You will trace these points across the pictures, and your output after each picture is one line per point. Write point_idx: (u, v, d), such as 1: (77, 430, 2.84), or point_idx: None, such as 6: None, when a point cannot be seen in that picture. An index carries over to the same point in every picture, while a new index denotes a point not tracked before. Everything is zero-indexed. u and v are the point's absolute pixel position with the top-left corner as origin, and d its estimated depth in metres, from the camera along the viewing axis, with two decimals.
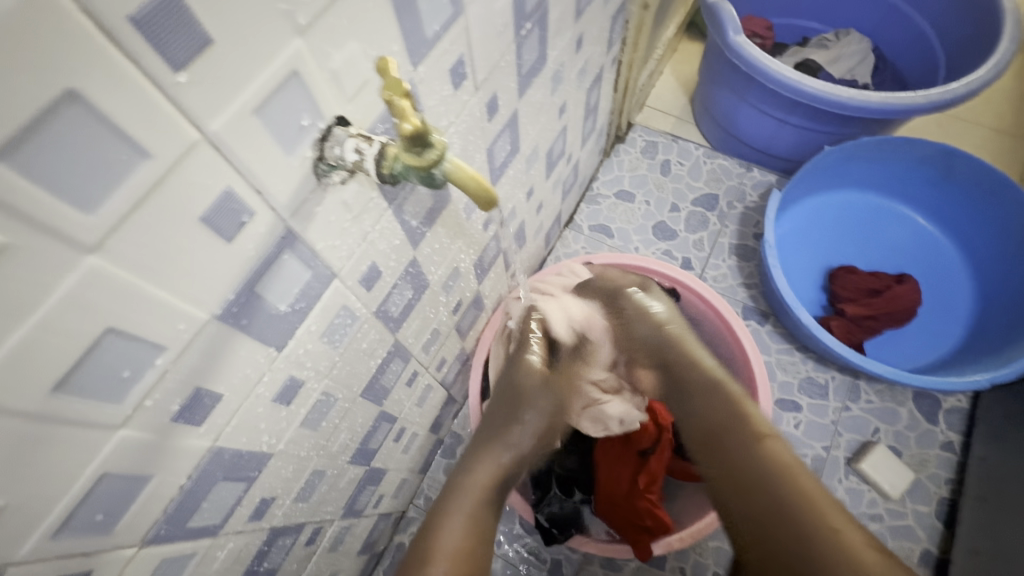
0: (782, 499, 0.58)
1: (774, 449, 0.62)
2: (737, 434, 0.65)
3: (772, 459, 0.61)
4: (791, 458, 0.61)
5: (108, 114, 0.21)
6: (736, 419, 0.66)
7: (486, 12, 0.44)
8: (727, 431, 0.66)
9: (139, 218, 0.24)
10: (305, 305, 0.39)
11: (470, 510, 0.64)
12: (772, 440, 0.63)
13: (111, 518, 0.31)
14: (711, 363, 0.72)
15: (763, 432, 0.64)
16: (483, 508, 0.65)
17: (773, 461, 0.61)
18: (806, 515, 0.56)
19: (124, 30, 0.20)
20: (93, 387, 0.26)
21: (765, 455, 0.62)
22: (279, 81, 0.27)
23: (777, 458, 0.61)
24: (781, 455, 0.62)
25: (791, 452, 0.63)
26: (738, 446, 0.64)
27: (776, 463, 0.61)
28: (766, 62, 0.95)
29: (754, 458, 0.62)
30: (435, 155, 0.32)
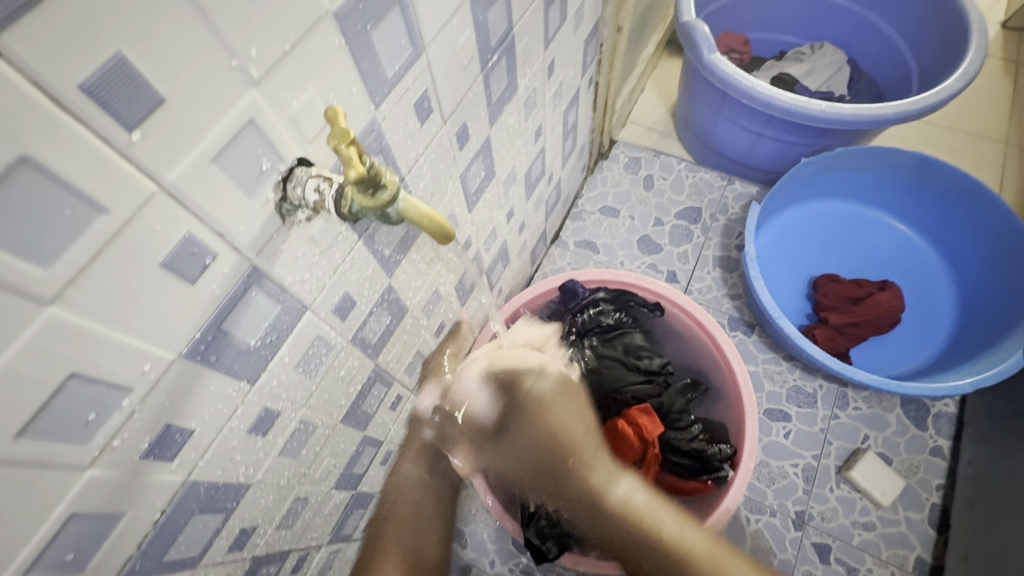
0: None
1: (691, 548, 0.51)
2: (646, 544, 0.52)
3: (659, 545, 0.51)
4: (710, 549, 0.51)
5: (62, 175, 0.22)
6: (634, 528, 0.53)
7: (448, 49, 0.45)
8: (640, 543, 0.53)
9: (99, 268, 0.25)
10: (276, 338, 0.40)
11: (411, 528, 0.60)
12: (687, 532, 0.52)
13: (82, 557, 0.32)
14: (594, 462, 0.58)
15: (667, 534, 0.52)
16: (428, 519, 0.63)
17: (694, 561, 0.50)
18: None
19: (74, 96, 0.21)
20: (59, 430, 0.27)
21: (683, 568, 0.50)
22: (236, 130, 0.29)
23: (696, 562, 0.50)
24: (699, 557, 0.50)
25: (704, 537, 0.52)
26: (663, 563, 0.52)
27: (699, 571, 0.50)
28: (738, 79, 0.97)
29: (681, 574, 0.50)
30: (388, 196, 0.33)
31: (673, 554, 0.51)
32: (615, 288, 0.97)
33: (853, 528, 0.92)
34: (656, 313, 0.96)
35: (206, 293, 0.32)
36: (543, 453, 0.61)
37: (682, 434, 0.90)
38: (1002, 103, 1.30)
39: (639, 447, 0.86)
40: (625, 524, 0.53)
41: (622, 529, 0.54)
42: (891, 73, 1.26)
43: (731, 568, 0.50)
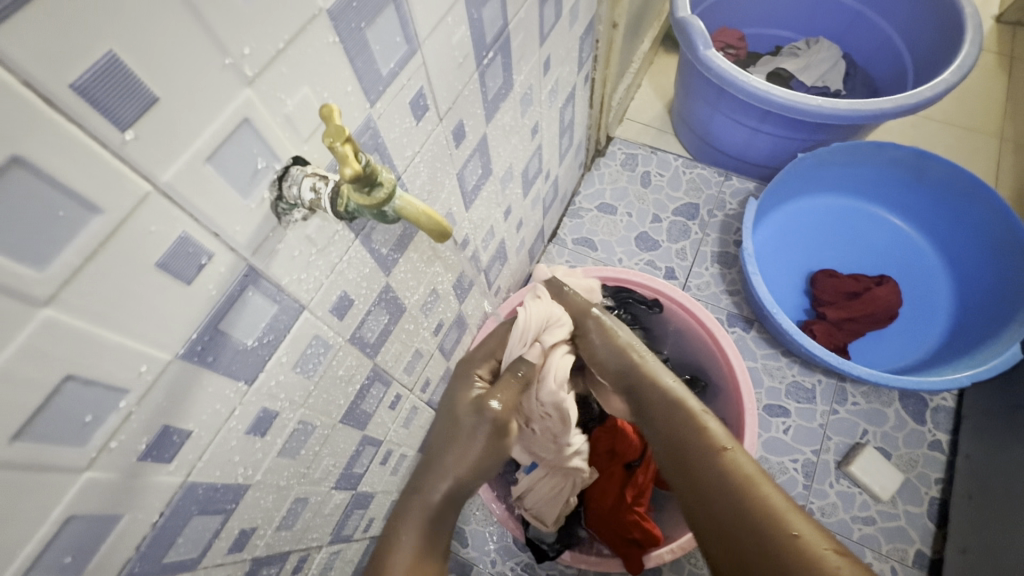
0: (745, 511, 0.51)
1: (737, 462, 0.55)
2: (695, 447, 0.58)
3: (706, 450, 0.57)
4: (752, 469, 0.55)
5: (54, 175, 0.22)
6: (693, 434, 0.59)
7: (443, 46, 0.45)
8: (690, 443, 0.59)
9: (94, 269, 0.25)
10: (273, 338, 0.39)
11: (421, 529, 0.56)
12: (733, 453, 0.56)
13: (81, 559, 0.32)
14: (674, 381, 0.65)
15: (723, 443, 0.57)
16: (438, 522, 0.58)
17: (731, 474, 0.54)
18: (734, 527, 0.51)
19: (66, 96, 0.21)
20: (56, 432, 0.27)
21: (724, 474, 0.55)
22: (231, 129, 0.29)
23: (741, 472, 0.54)
24: (742, 470, 0.54)
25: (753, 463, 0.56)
26: (704, 465, 0.56)
27: (736, 478, 0.54)
28: (735, 75, 0.97)
29: (722, 478, 0.54)
30: (384, 194, 0.33)
31: (718, 457, 0.56)
32: (613, 286, 0.97)
33: (853, 522, 0.93)
34: (655, 310, 0.96)
35: (202, 293, 0.32)
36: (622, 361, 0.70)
37: None
38: (997, 97, 1.31)
39: (639, 444, 0.84)
40: (682, 423, 0.60)
41: (678, 430, 0.60)
42: (886, 68, 1.26)
43: (770, 488, 0.53)
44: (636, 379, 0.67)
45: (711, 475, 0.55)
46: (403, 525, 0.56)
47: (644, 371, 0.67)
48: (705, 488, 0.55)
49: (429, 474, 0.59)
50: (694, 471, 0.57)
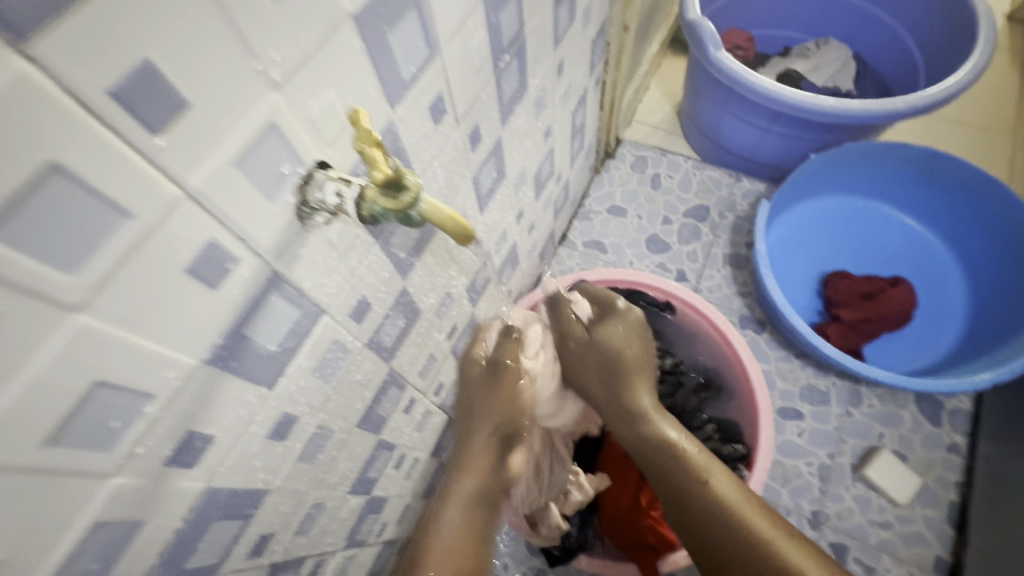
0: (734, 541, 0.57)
1: (716, 490, 0.60)
2: (678, 476, 0.62)
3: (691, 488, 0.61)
4: (735, 495, 0.60)
5: (89, 181, 0.22)
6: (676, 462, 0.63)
7: (462, 50, 0.45)
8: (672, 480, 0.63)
9: (125, 275, 0.25)
10: (294, 342, 0.39)
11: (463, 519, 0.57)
12: (714, 480, 0.61)
13: (107, 565, 0.32)
14: (648, 400, 0.67)
15: (702, 472, 0.62)
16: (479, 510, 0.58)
17: (717, 501, 0.60)
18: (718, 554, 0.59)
19: (102, 101, 0.21)
20: (85, 439, 0.27)
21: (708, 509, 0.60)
22: (258, 134, 0.29)
23: (722, 500, 0.60)
24: (721, 498, 0.60)
25: (732, 483, 0.62)
26: (685, 490, 0.61)
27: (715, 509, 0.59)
28: (747, 76, 0.96)
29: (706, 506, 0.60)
30: (411, 197, 0.33)
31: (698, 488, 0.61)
32: (625, 288, 0.96)
33: (870, 527, 0.92)
34: (666, 312, 0.96)
35: (227, 298, 0.32)
36: (611, 386, 0.68)
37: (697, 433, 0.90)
38: (1011, 97, 1.29)
39: None
40: (665, 459, 0.64)
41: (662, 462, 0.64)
42: (898, 67, 1.25)
43: (754, 511, 0.59)
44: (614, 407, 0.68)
45: (700, 501, 0.60)
46: (462, 475, 0.58)
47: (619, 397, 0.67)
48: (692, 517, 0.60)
49: (471, 427, 0.60)
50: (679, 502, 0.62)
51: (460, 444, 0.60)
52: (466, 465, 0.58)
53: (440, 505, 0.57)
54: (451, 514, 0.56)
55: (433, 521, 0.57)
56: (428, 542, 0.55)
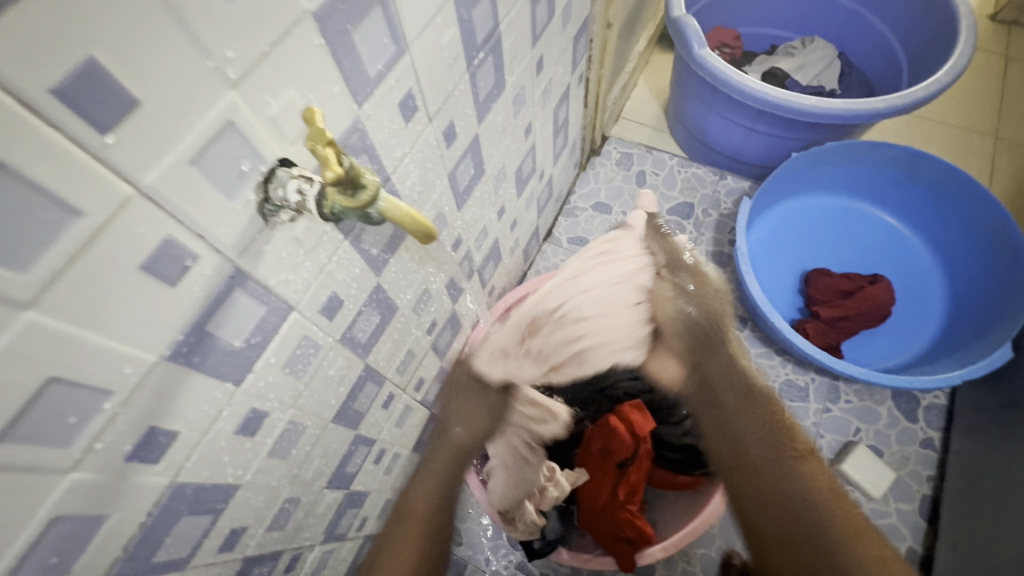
0: (831, 514, 0.60)
1: (813, 470, 0.64)
2: (784, 455, 0.66)
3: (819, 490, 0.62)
4: (828, 483, 0.63)
5: (34, 179, 0.22)
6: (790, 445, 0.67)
7: (433, 47, 0.45)
8: (759, 456, 0.67)
9: (77, 271, 0.25)
10: (261, 338, 0.40)
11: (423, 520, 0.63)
12: (812, 460, 0.66)
13: (67, 560, 0.32)
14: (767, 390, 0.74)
15: (801, 453, 0.66)
16: (436, 514, 0.65)
17: (813, 480, 0.63)
18: (858, 548, 0.56)
19: (46, 100, 0.21)
20: (40, 435, 0.27)
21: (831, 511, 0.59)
22: (214, 132, 0.29)
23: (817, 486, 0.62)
24: (822, 476, 0.64)
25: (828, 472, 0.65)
26: (794, 485, 0.63)
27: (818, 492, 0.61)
28: (729, 74, 0.97)
29: (805, 482, 0.62)
30: (368, 196, 0.33)
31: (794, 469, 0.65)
32: None
33: None
34: None
35: (188, 295, 0.32)
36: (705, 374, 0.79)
37: (673, 429, 0.88)
38: (992, 97, 1.31)
39: (631, 442, 0.83)
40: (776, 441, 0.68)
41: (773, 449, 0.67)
42: (881, 67, 1.26)
43: (824, 481, 0.63)
44: (737, 388, 0.75)
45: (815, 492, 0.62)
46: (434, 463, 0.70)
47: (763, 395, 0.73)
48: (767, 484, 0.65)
49: (449, 425, 0.74)
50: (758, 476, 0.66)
51: (437, 437, 0.73)
52: (438, 450, 0.72)
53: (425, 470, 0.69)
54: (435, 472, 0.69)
55: (415, 485, 0.68)
56: (405, 507, 0.65)
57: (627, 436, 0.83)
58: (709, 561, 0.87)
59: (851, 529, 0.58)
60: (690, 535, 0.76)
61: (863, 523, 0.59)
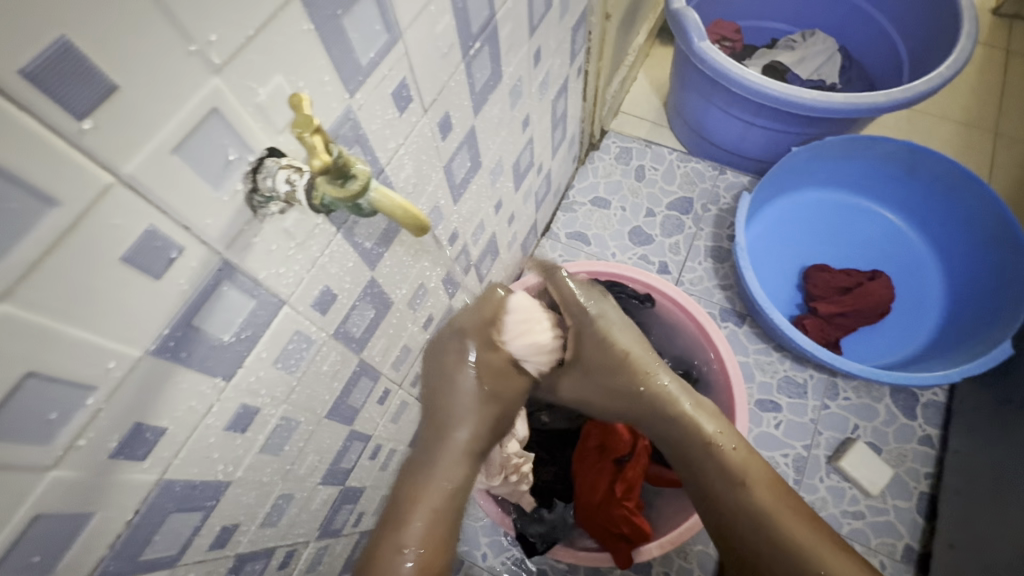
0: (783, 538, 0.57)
1: (753, 492, 0.60)
2: (721, 474, 0.62)
3: (762, 512, 0.58)
4: (770, 501, 0.59)
5: (7, 166, 0.21)
6: (712, 460, 0.62)
7: (427, 36, 0.44)
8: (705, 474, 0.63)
9: (55, 263, 0.24)
10: (251, 333, 0.39)
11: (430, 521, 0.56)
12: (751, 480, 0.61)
13: (50, 558, 0.31)
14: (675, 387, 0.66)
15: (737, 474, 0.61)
16: (445, 518, 0.57)
17: (756, 505, 0.59)
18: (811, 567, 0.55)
19: (17, 83, 0.20)
20: (17, 431, 0.26)
21: (785, 536, 0.57)
22: (198, 119, 0.28)
23: (764, 507, 0.58)
24: (762, 499, 0.59)
25: (767, 479, 0.61)
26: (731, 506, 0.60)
27: (765, 517, 0.58)
28: (729, 67, 0.96)
29: (749, 509, 0.59)
30: (359, 186, 0.32)
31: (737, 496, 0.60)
32: (606, 280, 0.96)
33: (843, 517, 0.93)
34: (647, 304, 0.95)
35: (173, 288, 0.31)
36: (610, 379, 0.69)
37: None
38: (993, 92, 1.30)
39: (629, 439, 0.84)
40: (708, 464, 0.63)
41: (715, 482, 0.62)
42: (882, 61, 1.25)
43: (763, 493, 0.59)
44: (667, 421, 0.66)
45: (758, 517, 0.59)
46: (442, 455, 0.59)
47: (687, 425, 0.64)
48: (729, 519, 0.61)
49: (450, 422, 0.60)
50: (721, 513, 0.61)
51: (438, 433, 0.60)
52: (442, 459, 0.59)
53: (428, 467, 0.59)
54: (436, 483, 0.58)
55: (415, 486, 0.58)
56: (410, 500, 0.57)
57: (626, 431, 0.84)
58: (706, 559, 0.87)
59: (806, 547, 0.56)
60: (687, 532, 0.75)
61: (803, 536, 0.56)
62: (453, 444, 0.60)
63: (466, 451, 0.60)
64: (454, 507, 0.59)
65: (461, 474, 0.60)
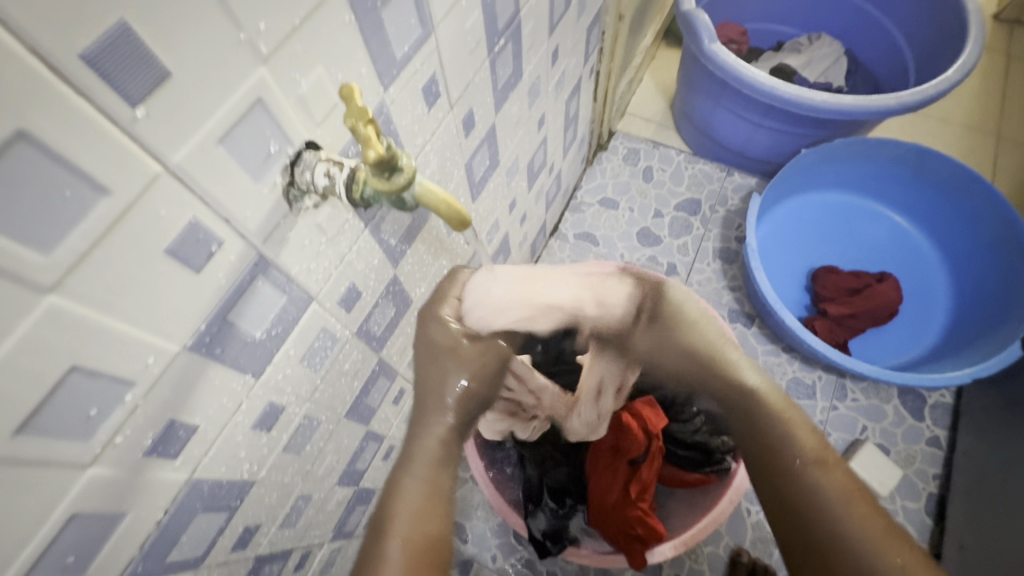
0: (853, 525, 0.51)
1: (825, 473, 0.54)
2: (789, 452, 0.57)
3: (832, 493, 0.53)
4: (846, 486, 0.53)
5: (61, 152, 0.21)
6: (787, 439, 0.58)
7: (457, 31, 0.44)
8: (778, 447, 0.58)
9: (100, 254, 0.23)
10: (281, 330, 0.38)
11: (416, 517, 0.49)
12: (823, 461, 0.56)
13: (83, 559, 0.30)
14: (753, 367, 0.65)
15: (815, 455, 0.56)
16: (429, 510, 0.50)
17: (830, 488, 0.53)
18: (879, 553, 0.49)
19: (76, 66, 0.20)
20: (58, 427, 0.25)
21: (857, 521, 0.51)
22: (244, 110, 0.27)
23: (837, 488, 0.53)
24: (835, 482, 0.54)
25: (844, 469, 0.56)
26: (803, 480, 0.54)
27: (836, 496, 0.53)
28: (741, 68, 0.96)
29: (818, 486, 0.53)
30: (405, 179, 0.31)
31: (804, 472, 0.55)
32: None
33: None
34: None
35: (212, 282, 0.30)
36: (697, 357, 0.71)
37: (684, 426, 0.86)
38: (996, 97, 1.31)
39: (643, 439, 0.83)
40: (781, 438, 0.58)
41: (787, 452, 0.57)
42: (888, 64, 1.26)
43: (839, 475, 0.54)
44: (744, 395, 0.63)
45: (827, 497, 0.53)
46: (418, 440, 0.54)
47: (764, 398, 0.62)
48: (794, 499, 0.54)
49: (425, 411, 0.55)
50: (781, 487, 0.56)
51: (414, 429, 0.55)
52: (416, 453, 0.53)
53: (405, 465, 0.53)
54: (411, 496, 0.50)
55: (392, 483, 0.52)
56: (388, 511, 0.50)
57: (640, 432, 0.82)
58: (717, 561, 0.87)
59: (876, 535, 0.50)
60: (700, 533, 0.76)
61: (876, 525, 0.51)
62: (426, 442, 0.54)
63: (447, 435, 0.56)
64: (440, 498, 0.52)
65: (441, 459, 0.54)
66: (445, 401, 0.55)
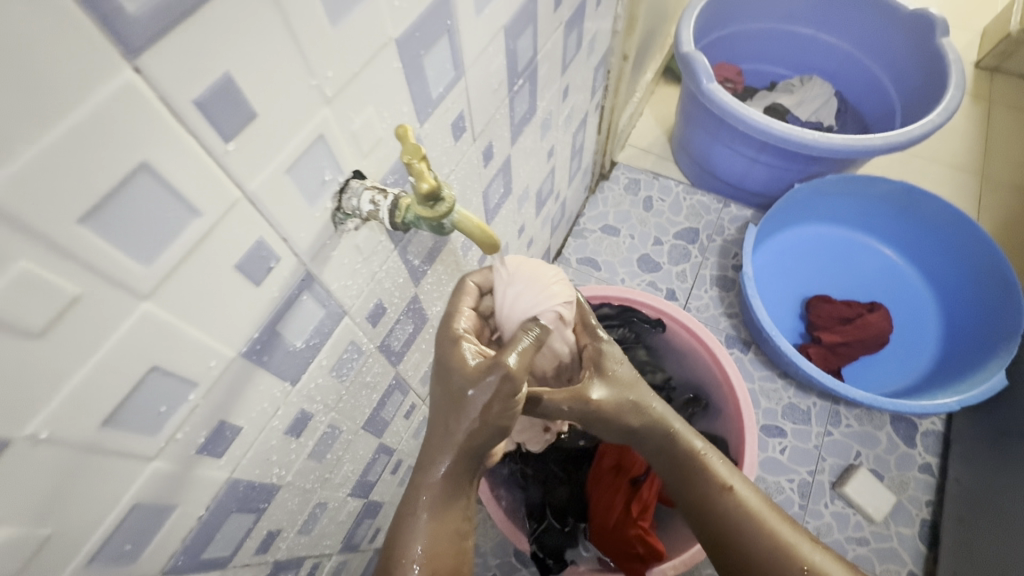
0: (768, 540, 0.56)
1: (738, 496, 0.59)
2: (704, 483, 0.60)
3: (746, 515, 0.58)
4: (758, 503, 0.59)
5: (169, 180, 0.24)
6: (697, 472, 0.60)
7: (484, 73, 0.48)
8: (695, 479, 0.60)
9: (187, 268, 0.27)
10: (318, 341, 0.41)
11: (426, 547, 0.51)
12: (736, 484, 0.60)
13: (137, 548, 0.33)
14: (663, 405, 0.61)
15: (724, 481, 0.60)
16: (443, 535, 0.51)
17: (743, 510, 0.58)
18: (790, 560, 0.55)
19: (189, 110, 0.23)
20: (135, 421, 0.28)
21: (769, 537, 0.56)
22: (308, 144, 0.31)
23: (746, 506, 0.58)
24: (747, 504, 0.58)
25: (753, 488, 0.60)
26: (720, 507, 0.59)
27: (749, 516, 0.58)
28: (736, 107, 1.02)
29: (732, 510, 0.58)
30: (446, 208, 0.35)
31: (721, 501, 0.59)
32: (618, 304, 0.99)
33: (847, 543, 0.95)
34: (658, 329, 0.99)
35: (267, 294, 0.34)
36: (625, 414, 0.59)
37: None
38: (978, 139, 1.38)
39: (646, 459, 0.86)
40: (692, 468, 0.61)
41: (703, 488, 0.60)
42: (875, 106, 1.33)
43: (750, 495, 0.59)
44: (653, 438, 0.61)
45: (742, 520, 0.58)
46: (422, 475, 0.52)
47: (680, 441, 0.61)
48: (716, 523, 0.59)
49: (429, 449, 0.51)
50: (708, 514, 0.59)
51: (416, 469, 0.53)
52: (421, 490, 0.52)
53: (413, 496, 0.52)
54: (421, 538, 0.51)
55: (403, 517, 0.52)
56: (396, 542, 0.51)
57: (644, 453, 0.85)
58: None
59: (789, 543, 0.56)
60: (698, 555, 0.76)
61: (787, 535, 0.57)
62: (430, 481, 0.52)
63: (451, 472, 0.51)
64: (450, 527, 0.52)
65: (446, 492, 0.52)
66: (451, 439, 0.50)
